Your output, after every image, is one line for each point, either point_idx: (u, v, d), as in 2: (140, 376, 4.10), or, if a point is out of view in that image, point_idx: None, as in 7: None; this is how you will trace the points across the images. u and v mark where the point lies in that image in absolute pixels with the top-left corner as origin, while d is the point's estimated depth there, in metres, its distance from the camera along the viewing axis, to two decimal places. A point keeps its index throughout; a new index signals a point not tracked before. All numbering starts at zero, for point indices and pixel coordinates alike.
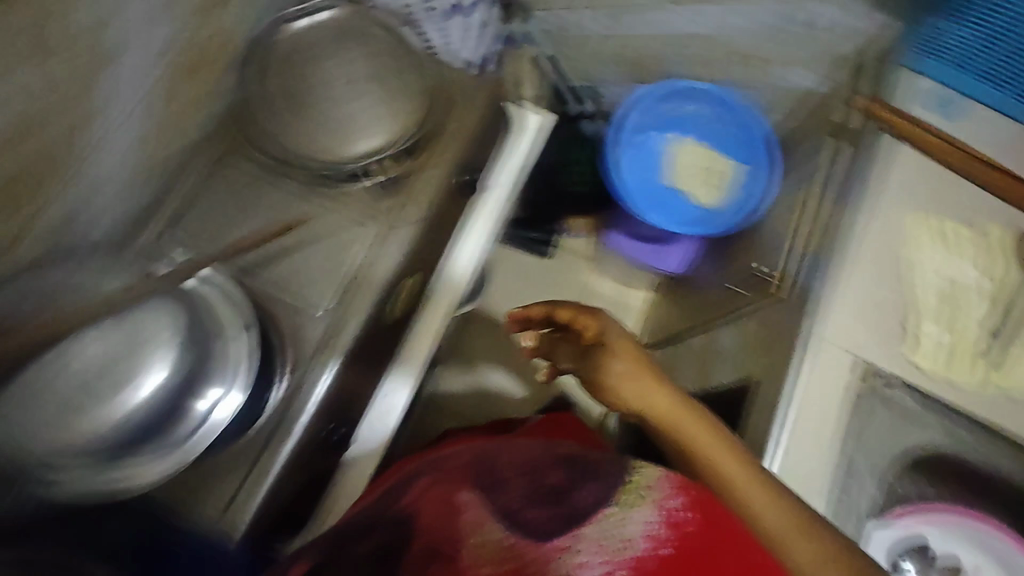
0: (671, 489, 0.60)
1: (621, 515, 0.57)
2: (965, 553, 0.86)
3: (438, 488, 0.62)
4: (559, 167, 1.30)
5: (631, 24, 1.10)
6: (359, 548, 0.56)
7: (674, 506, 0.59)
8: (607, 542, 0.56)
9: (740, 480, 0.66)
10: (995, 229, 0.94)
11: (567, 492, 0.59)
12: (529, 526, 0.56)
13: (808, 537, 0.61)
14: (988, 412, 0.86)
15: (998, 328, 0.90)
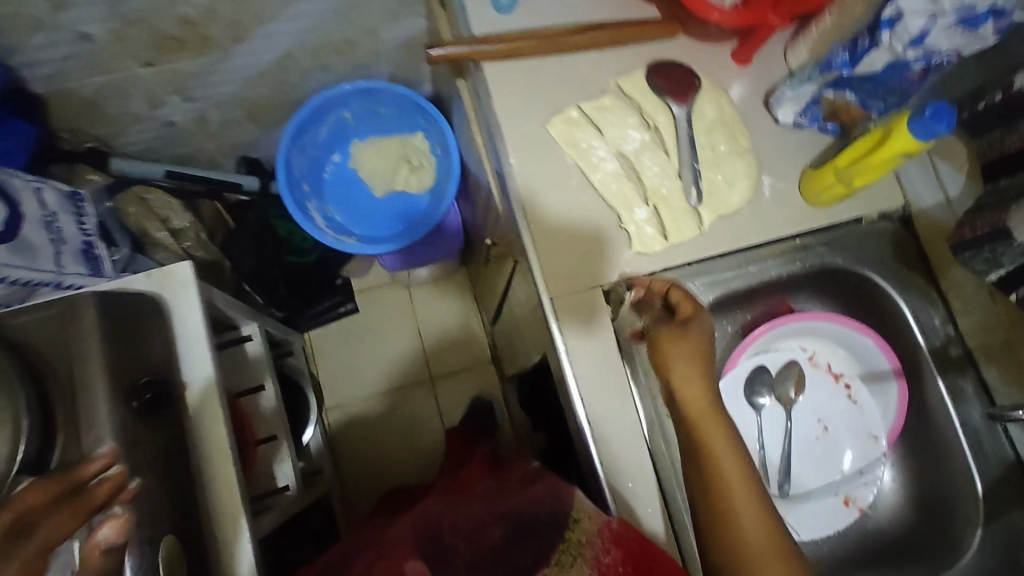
0: (593, 542, 0.58)
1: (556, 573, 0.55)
2: (799, 349, 0.82)
3: (388, 557, 0.55)
4: (250, 250, 1.16)
5: (195, 94, 1.01)
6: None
7: (607, 559, 0.57)
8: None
9: (758, 539, 0.60)
10: (638, 38, 0.76)
11: (505, 550, 0.57)
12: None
13: (789, 571, 0.59)
14: (744, 222, 0.75)
15: (702, 120, 0.75)
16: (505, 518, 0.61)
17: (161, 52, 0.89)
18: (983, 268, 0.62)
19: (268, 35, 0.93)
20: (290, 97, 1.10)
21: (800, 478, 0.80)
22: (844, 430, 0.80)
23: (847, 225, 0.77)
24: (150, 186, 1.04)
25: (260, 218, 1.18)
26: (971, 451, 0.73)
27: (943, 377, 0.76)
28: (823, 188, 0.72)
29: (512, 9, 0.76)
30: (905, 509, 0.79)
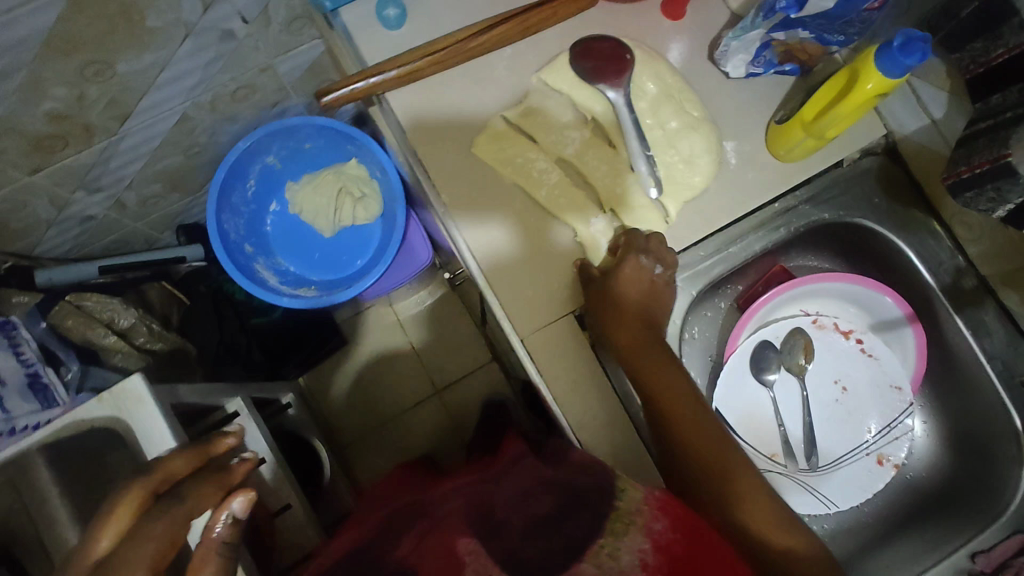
0: (647, 512, 0.48)
1: (613, 546, 0.44)
2: (801, 313, 0.75)
3: (434, 534, 0.48)
4: (213, 325, 1.10)
5: (101, 184, 0.92)
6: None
7: (660, 529, 0.46)
8: (604, 565, 0.42)
9: (719, 455, 0.59)
10: (551, 22, 0.67)
11: (557, 521, 0.47)
12: (519, 560, 0.43)
13: (751, 480, 0.58)
14: (713, 200, 0.67)
15: (643, 98, 0.66)
16: (556, 489, 0.51)
17: (44, 156, 0.80)
18: (985, 204, 0.55)
19: (155, 105, 0.83)
20: (204, 156, 1.01)
21: (828, 447, 0.75)
22: (866, 391, 0.75)
23: (825, 172, 0.69)
24: (86, 292, 0.97)
25: (214, 287, 1.14)
26: (1003, 386, 0.68)
27: (960, 314, 0.70)
28: (791, 145, 0.64)
29: (402, 23, 0.67)
30: (944, 455, 0.74)
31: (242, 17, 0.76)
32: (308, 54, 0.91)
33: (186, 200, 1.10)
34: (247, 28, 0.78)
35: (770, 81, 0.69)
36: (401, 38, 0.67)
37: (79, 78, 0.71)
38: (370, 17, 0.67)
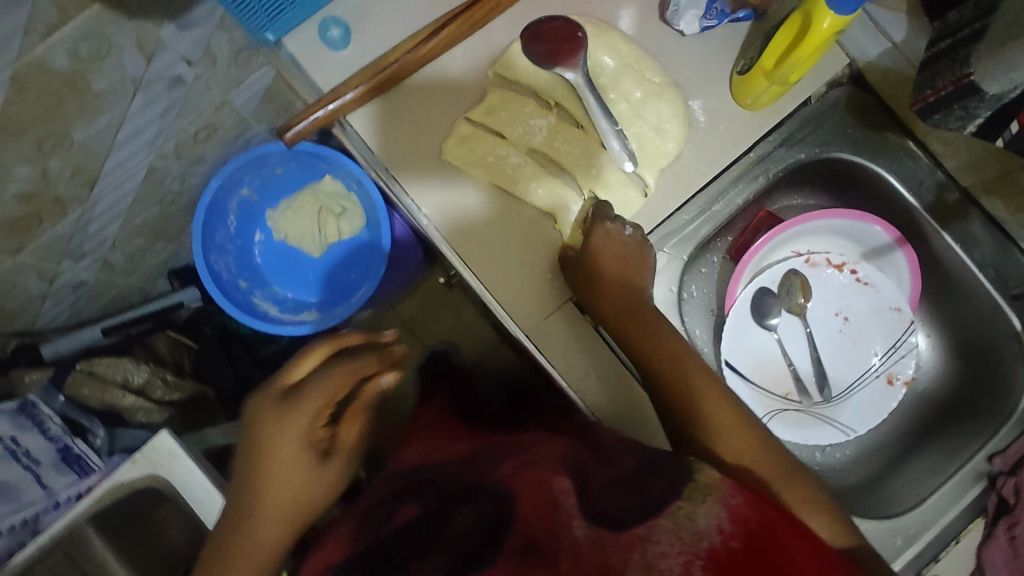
0: (726, 487, 0.46)
1: (690, 511, 0.42)
2: (793, 254, 0.76)
3: (533, 472, 0.52)
4: (224, 361, 1.10)
5: (85, 250, 0.92)
6: (460, 524, 0.48)
7: (736, 506, 0.44)
8: (682, 527, 0.40)
9: (731, 427, 0.55)
10: (496, 12, 0.66)
11: (642, 483, 0.48)
12: (607, 516, 0.43)
13: (755, 447, 0.55)
14: (689, 162, 0.67)
15: (602, 73, 0.66)
16: (645, 460, 0.52)
17: (24, 237, 0.80)
18: (956, 121, 0.55)
19: (121, 163, 0.82)
20: (179, 201, 1.01)
21: (839, 377, 0.77)
22: (866, 318, 0.76)
23: (796, 112, 0.69)
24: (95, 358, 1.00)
25: (219, 327, 1.14)
26: (998, 292, 0.70)
27: (947, 229, 0.71)
28: (757, 93, 0.64)
29: (347, 41, 0.66)
30: (950, 365, 0.76)
31: (188, 61, 0.75)
32: (260, 81, 0.90)
33: (171, 246, 1.11)
34: (194, 70, 0.77)
35: (727, 31, 0.67)
36: (350, 56, 0.66)
37: (39, 155, 0.70)
38: (314, 40, 0.66)
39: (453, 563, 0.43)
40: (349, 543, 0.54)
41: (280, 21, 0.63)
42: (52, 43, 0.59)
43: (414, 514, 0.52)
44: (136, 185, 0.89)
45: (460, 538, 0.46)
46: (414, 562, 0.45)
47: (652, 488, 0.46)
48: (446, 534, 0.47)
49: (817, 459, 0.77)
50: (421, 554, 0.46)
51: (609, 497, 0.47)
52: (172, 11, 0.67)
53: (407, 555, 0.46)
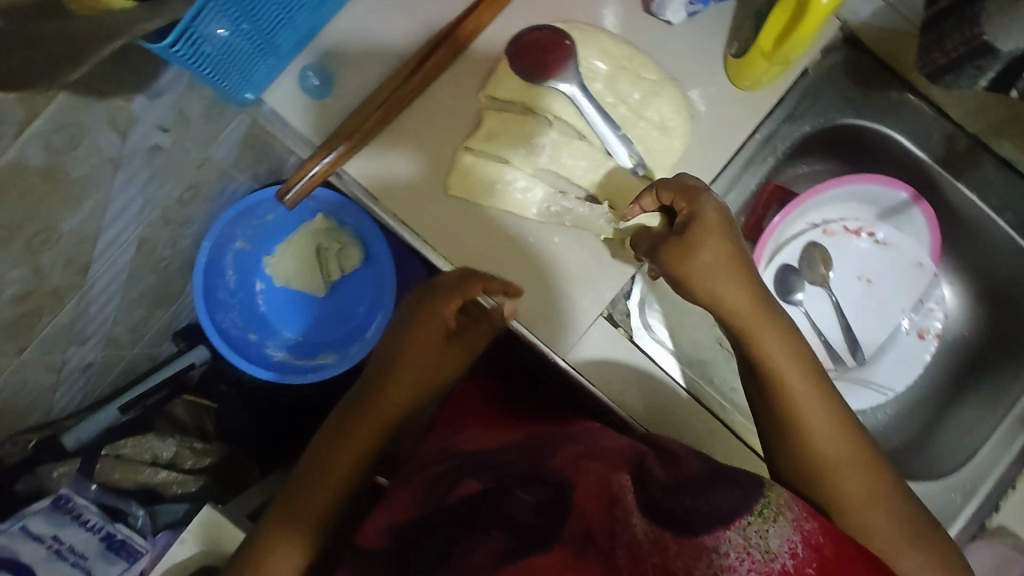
0: (800, 506, 0.45)
1: (762, 528, 0.42)
2: (809, 226, 0.75)
3: (593, 465, 0.49)
4: (246, 420, 1.11)
5: (88, 333, 0.89)
6: (523, 499, 0.46)
7: (811, 531, 0.43)
8: (752, 544, 0.41)
9: (830, 440, 0.52)
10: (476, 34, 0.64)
11: (708, 487, 0.46)
12: (680, 520, 0.43)
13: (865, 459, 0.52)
14: (698, 154, 0.65)
15: (596, 78, 0.64)
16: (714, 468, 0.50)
17: (26, 335, 0.76)
18: (967, 78, 0.54)
19: (111, 243, 0.79)
20: (174, 264, 0.98)
21: (872, 340, 0.77)
22: (891, 276, 0.76)
23: (796, 84, 0.67)
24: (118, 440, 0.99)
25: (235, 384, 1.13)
26: (1018, 233, 0.70)
27: (961, 178, 0.70)
28: (757, 75, 0.62)
29: (328, 86, 0.63)
30: (977, 311, 0.77)
31: (163, 128, 0.72)
32: (236, 132, 0.87)
33: (172, 309, 1.08)
34: (171, 135, 0.74)
35: (714, 13, 0.65)
36: (334, 101, 0.63)
37: (29, 253, 0.67)
38: (294, 91, 0.63)
39: (514, 535, 0.43)
40: (418, 499, 0.54)
41: (257, 79, 0.61)
42: (25, 142, 0.56)
43: (475, 489, 0.51)
44: (129, 259, 0.86)
45: (520, 516, 0.45)
46: (475, 533, 0.45)
47: (725, 496, 0.45)
48: (508, 512, 0.45)
49: (861, 424, 0.76)
50: (483, 523, 0.46)
51: (672, 501, 0.45)
52: (140, 83, 0.64)
53: (466, 530, 0.46)
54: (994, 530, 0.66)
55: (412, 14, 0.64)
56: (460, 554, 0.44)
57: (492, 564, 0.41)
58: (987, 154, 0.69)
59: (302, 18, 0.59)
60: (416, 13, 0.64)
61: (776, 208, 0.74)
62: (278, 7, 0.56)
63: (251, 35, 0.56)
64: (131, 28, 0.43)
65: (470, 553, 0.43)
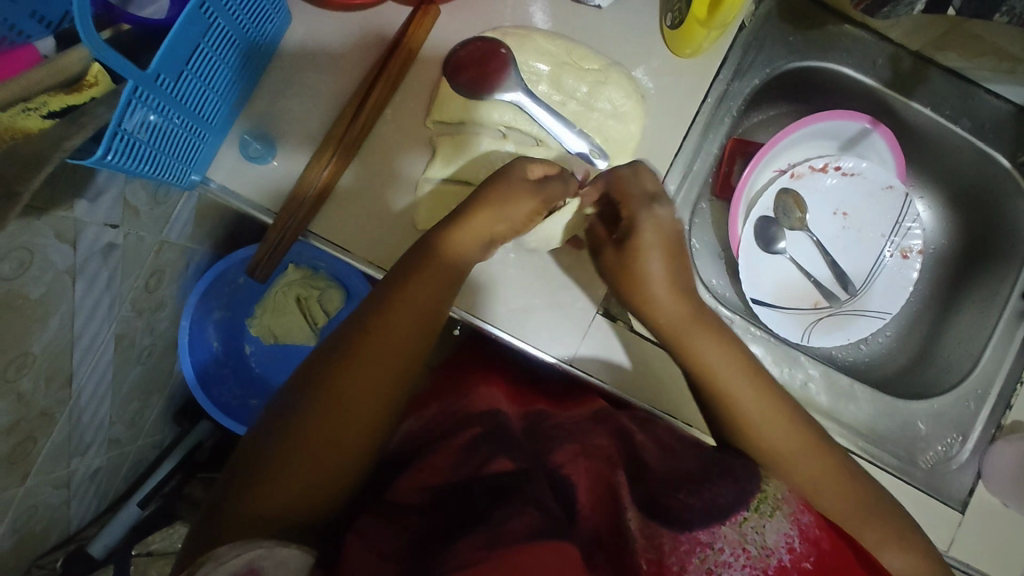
0: (798, 502, 0.55)
1: (759, 524, 0.52)
2: (777, 173, 0.75)
3: (592, 464, 0.54)
4: None
5: (88, 440, 0.86)
6: (546, 492, 0.49)
7: (808, 523, 0.54)
8: (748, 539, 0.50)
9: (768, 430, 0.57)
10: (409, 64, 0.62)
11: (704, 484, 0.53)
12: (671, 514, 0.51)
13: (833, 475, 0.56)
14: (656, 134, 0.64)
15: (539, 79, 0.63)
16: (710, 463, 0.56)
17: (26, 462, 0.74)
18: (904, 6, 0.56)
19: (88, 347, 0.77)
20: (157, 349, 0.95)
21: (860, 270, 0.77)
22: (864, 204, 0.76)
23: (737, 39, 0.66)
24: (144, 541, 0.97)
25: None
26: (977, 138, 0.71)
27: (914, 96, 0.71)
28: (697, 42, 0.61)
29: (272, 150, 0.61)
30: (952, 218, 0.78)
31: (112, 224, 0.69)
32: (186, 205, 0.84)
33: (164, 391, 1.05)
34: (122, 229, 0.72)
35: None
36: (282, 163, 0.61)
37: (8, 384, 0.64)
38: (238, 162, 0.61)
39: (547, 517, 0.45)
40: (452, 464, 0.52)
41: (199, 161, 0.59)
42: None
43: (509, 466, 0.51)
44: (110, 357, 0.83)
45: (550, 503, 0.48)
46: (506, 505, 0.46)
47: (712, 495, 0.52)
48: (537, 496, 0.47)
49: (865, 351, 0.78)
50: (514, 496, 0.47)
51: (668, 509, 0.51)
52: (76, 187, 0.61)
53: (494, 502, 0.47)
54: (1012, 428, 0.67)
55: (338, 58, 0.63)
56: (497, 519, 0.45)
57: (530, 537, 0.43)
58: (933, 68, 0.70)
59: (223, 86, 0.57)
60: (342, 57, 0.63)
61: (740, 161, 0.73)
62: (201, 84, 0.54)
63: (182, 120, 0.54)
64: (60, 143, 0.43)
65: (506, 522, 0.44)
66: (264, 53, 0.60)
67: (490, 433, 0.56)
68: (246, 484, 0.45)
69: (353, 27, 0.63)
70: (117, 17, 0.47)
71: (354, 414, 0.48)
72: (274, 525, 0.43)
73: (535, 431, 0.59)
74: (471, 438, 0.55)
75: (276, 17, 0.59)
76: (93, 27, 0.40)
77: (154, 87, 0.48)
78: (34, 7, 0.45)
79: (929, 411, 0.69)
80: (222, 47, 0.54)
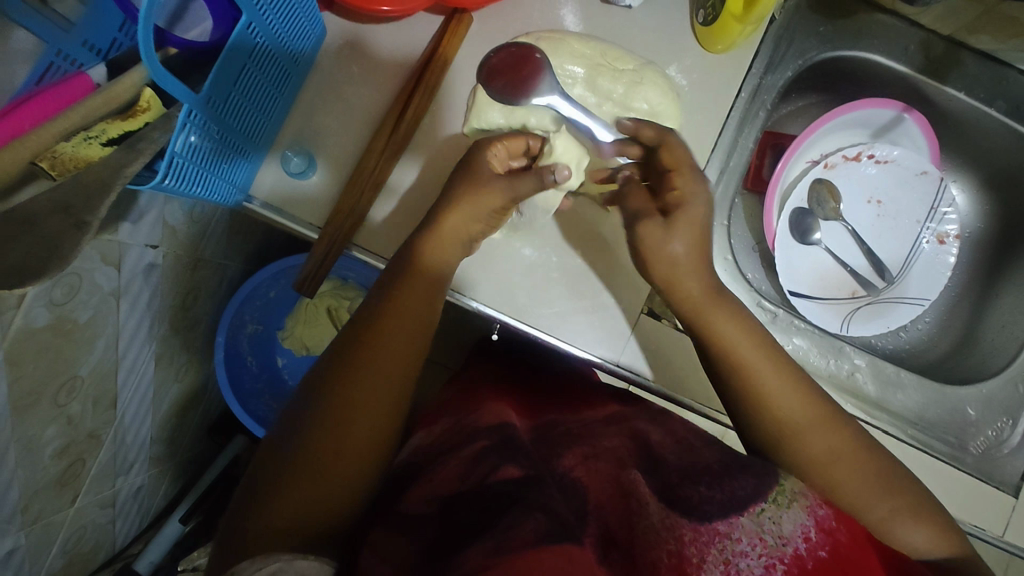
0: (814, 494, 0.47)
1: (776, 513, 0.44)
2: (810, 164, 0.75)
3: (602, 466, 0.51)
4: None
5: (130, 459, 0.87)
6: (552, 493, 0.47)
7: (825, 515, 0.45)
8: (764, 530, 0.43)
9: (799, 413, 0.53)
10: (444, 74, 0.62)
11: (726, 476, 0.48)
12: (690, 507, 0.45)
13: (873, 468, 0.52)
14: (692, 132, 0.64)
15: (574, 82, 0.63)
16: (727, 456, 0.52)
17: (75, 485, 0.74)
18: None
19: (131, 367, 0.77)
20: (193, 366, 0.96)
21: (895, 257, 0.77)
22: (896, 191, 0.76)
23: (768, 33, 0.66)
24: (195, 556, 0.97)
25: None
26: (1014, 119, 0.70)
27: (947, 81, 0.70)
28: (731, 38, 0.61)
29: (313, 165, 0.62)
30: (988, 201, 0.78)
31: (152, 245, 0.70)
32: (218, 223, 0.85)
33: (199, 407, 1.06)
34: (161, 249, 0.72)
35: None
36: (323, 178, 0.62)
37: (59, 407, 0.65)
38: (279, 178, 0.62)
39: (553, 520, 0.43)
40: (459, 476, 0.50)
41: (242, 181, 0.59)
42: (28, 306, 0.53)
43: (516, 473, 0.48)
44: (151, 376, 0.84)
45: (558, 507, 0.45)
46: (515, 512, 0.44)
47: (735, 488, 0.46)
48: (545, 500, 0.45)
49: (905, 338, 0.78)
50: (523, 501, 0.45)
51: (685, 507, 0.45)
52: (120, 211, 0.61)
53: (504, 509, 0.45)
54: None
55: (374, 71, 0.63)
56: (504, 526, 0.42)
57: (535, 543, 0.41)
58: (965, 52, 0.70)
59: (265, 105, 0.57)
60: (379, 69, 0.63)
61: (771, 154, 0.74)
62: (245, 104, 0.54)
63: (229, 141, 0.54)
64: (121, 170, 0.42)
65: (514, 527, 0.42)
66: (302, 71, 0.61)
67: (501, 442, 0.54)
68: (258, 502, 0.44)
69: (388, 40, 0.63)
70: (165, 41, 0.48)
71: (365, 416, 0.47)
72: (288, 539, 0.42)
73: (551, 435, 0.58)
74: (483, 446, 0.54)
75: (313, 34, 0.60)
76: (152, 47, 0.41)
77: (205, 108, 0.48)
78: (86, 37, 0.46)
79: (979, 396, 0.68)
80: (265, 66, 0.54)
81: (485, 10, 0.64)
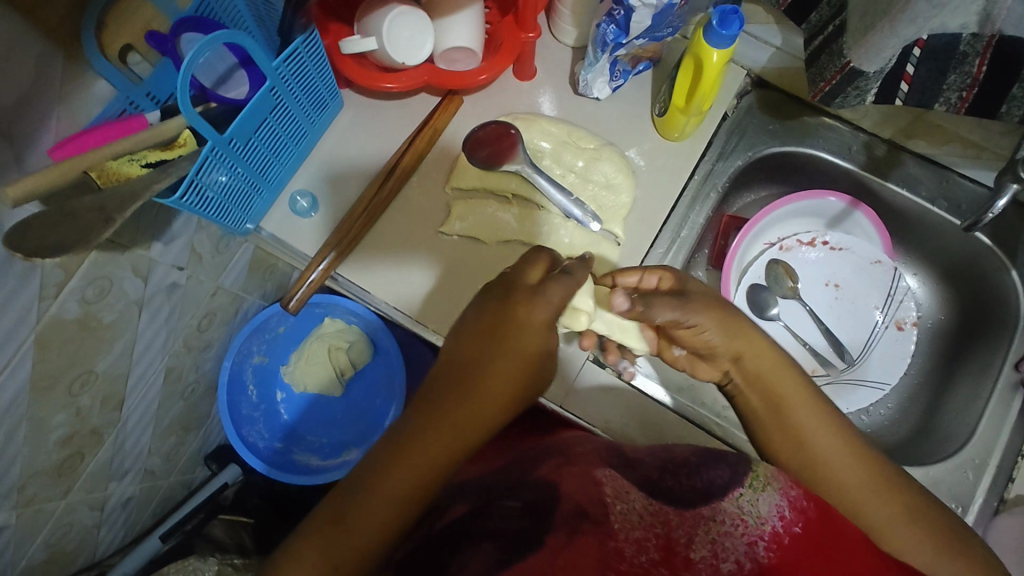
0: (785, 478, 0.48)
1: (753, 496, 0.45)
2: (766, 246, 0.82)
3: (575, 469, 0.52)
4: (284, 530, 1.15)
5: (126, 466, 0.94)
6: (506, 514, 0.50)
7: (797, 497, 0.46)
8: (743, 510, 0.44)
9: (836, 455, 0.55)
10: (433, 142, 0.74)
11: (700, 467, 0.49)
12: (673, 496, 0.47)
13: (910, 523, 0.52)
14: (645, 204, 0.73)
15: (542, 155, 0.73)
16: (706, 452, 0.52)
17: (71, 478, 0.81)
18: (854, 97, 0.62)
19: (141, 377, 0.87)
20: (199, 388, 1.05)
21: (853, 338, 0.80)
22: (851, 275, 0.81)
23: (720, 127, 0.76)
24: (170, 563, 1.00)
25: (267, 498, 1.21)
26: (956, 217, 0.75)
27: (890, 179, 0.77)
28: (681, 127, 0.71)
29: (316, 207, 0.74)
30: (944, 292, 0.81)
31: (179, 267, 0.82)
32: (243, 257, 0.98)
33: (199, 432, 1.14)
34: (186, 271, 0.84)
35: (632, 83, 0.76)
36: (323, 217, 0.73)
37: (72, 397, 0.74)
38: (288, 216, 0.73)
39: (502, 545, 0.45)
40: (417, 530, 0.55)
41: (255, 212, 0.71)
42: (63, 299, 0.64)
43: (462, 512, 0.55)
44: (157, 390, 0.92)
45: (505, 526, 0.48)
46: (463, 549, 0.48)
47: (714, 476, 0.48)
48: (493, 527, 0.49)
49: (866, 421, 0.79)
50: (473, 536, 0.49)
51: (680, 503, 0.46)
52: (154, 231, 0.73)
53: (457, 545, 0.49)
54: (1016, 502, 0.66)
55: (380, 137, 0.76)
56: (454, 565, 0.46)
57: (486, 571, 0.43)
58: (906, 154, 0.77)
59: (283, 154, 0.70)
60: (383, 136, 0.76)
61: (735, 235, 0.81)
62: (263, 150, 0.66)
63: (246, 177, 0.66)
64: (149, 185, 0.53)
65: (466, 563, 0.46)
66: (318, 129, 0.74)
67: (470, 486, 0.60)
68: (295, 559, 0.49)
69: (394, 112, 0.77)
70: (207, 97, 0.61)
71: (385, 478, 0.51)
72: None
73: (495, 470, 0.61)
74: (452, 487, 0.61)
75: (330, 103, 0.73)
76: (190, 101, 0.53)
77: (226, 148, 0.60)
78: (149, 90, 0.59)
79: (924, 478, 0.68)
80: (284, 121, 0.67)
81: (476, 95, 0.77)
